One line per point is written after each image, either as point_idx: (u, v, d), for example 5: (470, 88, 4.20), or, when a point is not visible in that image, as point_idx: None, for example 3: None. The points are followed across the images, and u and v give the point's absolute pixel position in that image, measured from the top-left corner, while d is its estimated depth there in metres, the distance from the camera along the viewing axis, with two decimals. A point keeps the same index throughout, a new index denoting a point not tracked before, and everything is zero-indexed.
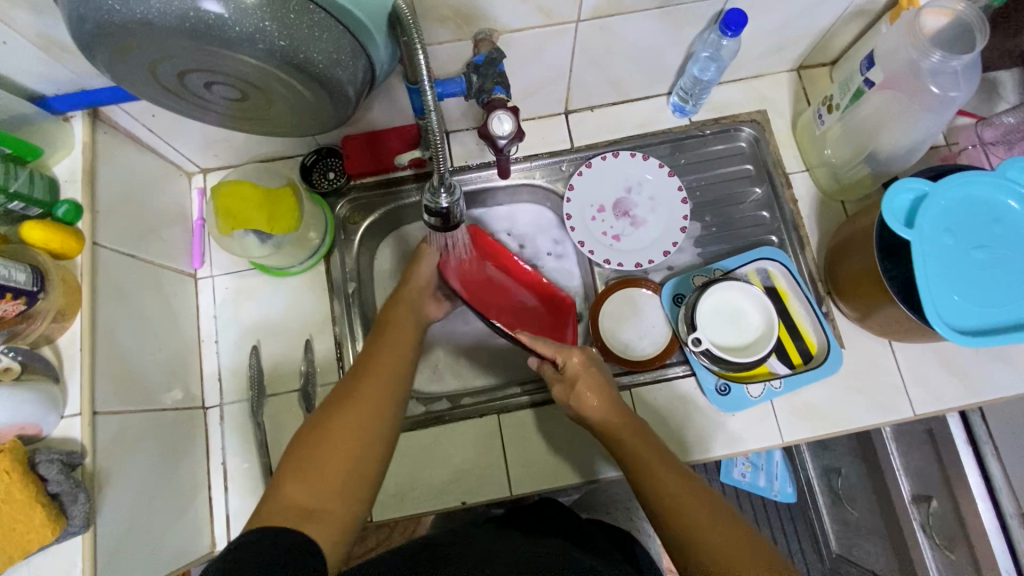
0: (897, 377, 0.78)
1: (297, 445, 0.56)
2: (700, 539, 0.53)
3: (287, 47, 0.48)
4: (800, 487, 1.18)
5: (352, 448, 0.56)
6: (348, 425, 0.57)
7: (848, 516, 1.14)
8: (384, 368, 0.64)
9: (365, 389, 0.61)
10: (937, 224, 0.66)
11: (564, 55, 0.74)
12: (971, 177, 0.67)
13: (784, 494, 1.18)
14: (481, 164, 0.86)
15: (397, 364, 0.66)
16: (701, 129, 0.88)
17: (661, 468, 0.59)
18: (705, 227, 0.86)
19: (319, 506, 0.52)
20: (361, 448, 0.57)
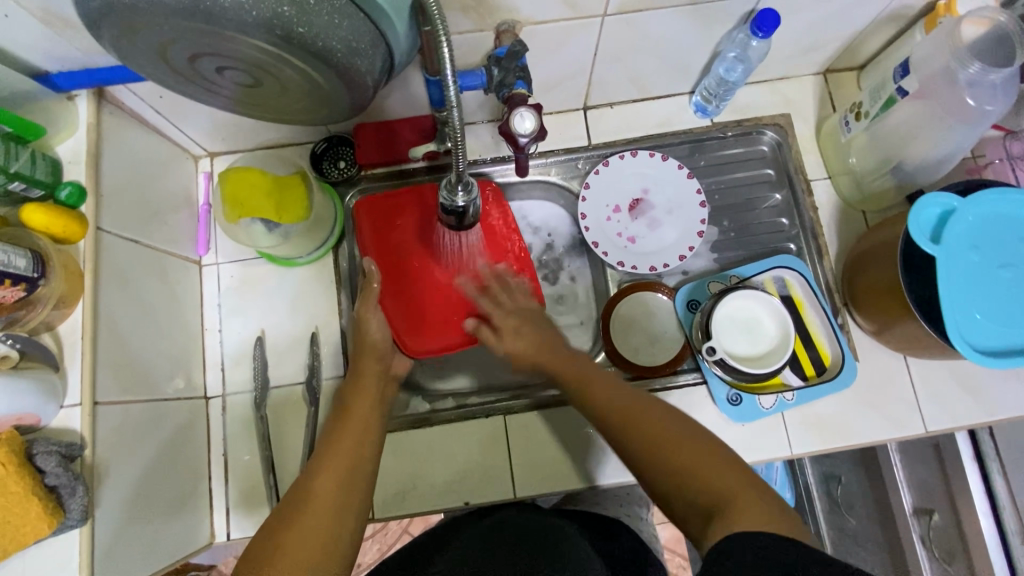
0: (911, 392, 0.77)
1: (257, 543, 0.51)
2: (669, 457, 0.53)
3: (305, 34, 0.46)
4: (798, 492, 1.20)
5: (326, 526, 0.52)
6: (318, 508, 0.53)
7: (845, 523, 1.14)
8: (347, 446, 0.60)
9: (328, 460, 0.58)
10: (965, 239, 0.65)
11: (587, 50, 0.72)
12: (1002, 195, 0.66)
13: (781, 498, 1.18)
14: (496, 160, 0.84)
15: (363, 433, 0.62)
16: (722, 131, 0.86)
17: (611, 403, 0.60)
18: (722, 232, 0.84)
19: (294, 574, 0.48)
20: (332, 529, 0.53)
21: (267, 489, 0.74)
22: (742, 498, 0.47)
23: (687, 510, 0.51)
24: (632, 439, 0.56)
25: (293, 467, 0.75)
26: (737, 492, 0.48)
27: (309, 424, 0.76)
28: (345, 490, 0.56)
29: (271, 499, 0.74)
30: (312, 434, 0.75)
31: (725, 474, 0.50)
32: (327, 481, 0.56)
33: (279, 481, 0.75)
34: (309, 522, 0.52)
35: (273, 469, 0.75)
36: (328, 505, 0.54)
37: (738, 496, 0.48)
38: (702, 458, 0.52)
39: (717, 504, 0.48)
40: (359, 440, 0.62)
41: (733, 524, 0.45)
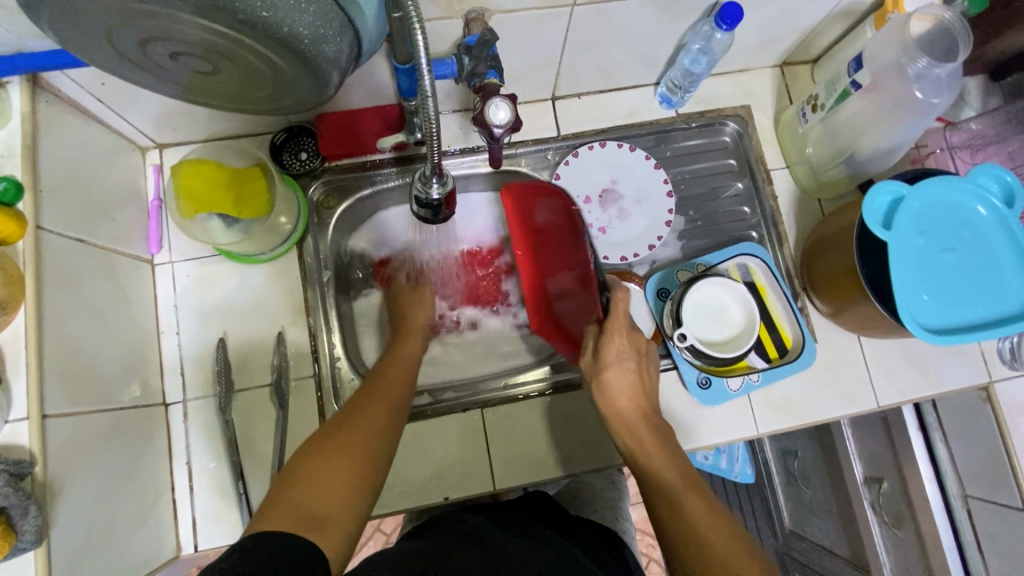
0: (864, 369, 0.82)
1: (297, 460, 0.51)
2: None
3: (270, 19, 0.43)
4: (757, 467, 1.48)
5: (356, 456, 0.53)
6: (345, 447, 0.53)
7: (800, 494, 1.36)
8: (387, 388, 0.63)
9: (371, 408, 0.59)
10: (914, 226, 0.69)
11: (556, 39, 0.72)
12: (946, 182, 0.70)
13: (743, 474, 1.45)
14: (466, 151, 0.84)
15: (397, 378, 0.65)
16: (687, 122, 0.88)
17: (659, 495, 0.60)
18: (689, 221, 0.87)
19: (325, 510, 0.48)
20: (360, 465, 0.52)
21: (237, 496, 0.71)
22: None
23: None
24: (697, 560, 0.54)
25: (264, 471, 0.73)
26: None
27: (279, 427, 0.73)
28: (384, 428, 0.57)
29: (241, 506, 0.71)
30: (282, 436, 0.73)
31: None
32: (368, 427, 0.56)
33: (249, 487, 0.72)
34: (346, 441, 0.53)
35: (243, 476, 0.72)
36: (365, 442, 0.55)
37: None
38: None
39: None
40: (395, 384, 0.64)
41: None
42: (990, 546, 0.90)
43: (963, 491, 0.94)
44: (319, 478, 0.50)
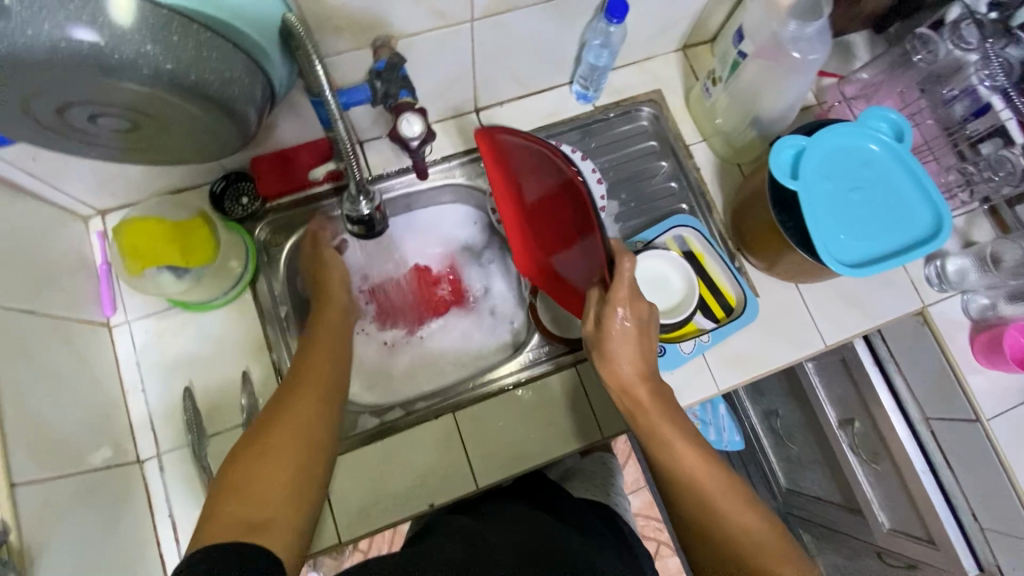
0: (806, 314, 0.87)
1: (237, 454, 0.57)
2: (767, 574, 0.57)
3: (176, 70, 0.46)
4: (746, 434, 1.54)
5: (293, 447, 0.58)
6: (285, 439, 0.58)
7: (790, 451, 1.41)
8: (320, 366, 0.68)
9: (298, 401, 0.62)
10: (820, 173, 0.75)
11: (464, 54, 0.76)
12: (839, 129, 0.76)
13: (732, 442, 1.48)
14: (401, 171, 0.87)
15: (331, 351, 0.71)
16: (605, 113, 0.93)
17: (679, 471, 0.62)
18: (622, 204, 0.92)
19: (266, 516, 0.53)
20: (304, 455, 0.58)
21: None
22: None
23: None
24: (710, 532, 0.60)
25: None
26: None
27: None
28: (321, 409, 0.63)
29: None
30: None
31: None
32: (300, 409, 0.61)
33: None
34: (287, 432, 0.59)
35: None
36: (294, 432, 0.59)
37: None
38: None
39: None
40: (329, 356, 0.70)
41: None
42: (960, 463, 0.94)
43: (924, 415, 0.98)
44: (253, 479, 0.54)
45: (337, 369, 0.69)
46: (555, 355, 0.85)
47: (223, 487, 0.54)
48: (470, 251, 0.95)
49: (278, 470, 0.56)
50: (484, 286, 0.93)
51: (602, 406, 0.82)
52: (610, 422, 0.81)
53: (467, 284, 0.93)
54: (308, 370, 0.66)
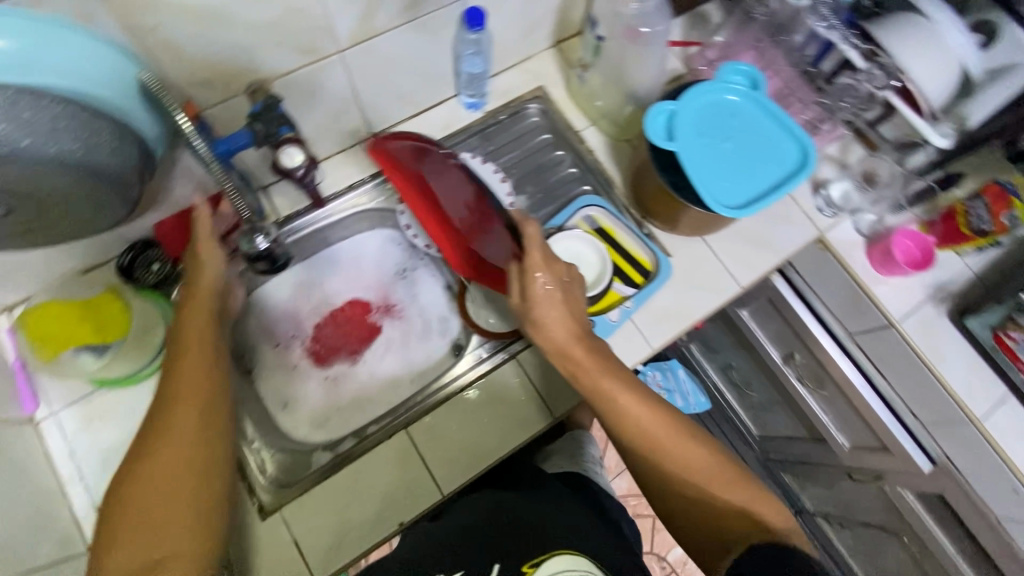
0: (718, 262, 0.92)
1: (112, 510, 0.57)
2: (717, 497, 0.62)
3: (34, 145, 0.49)
4: (711, 393, 1.60)
5: (184, 488, 0.58)
6: (170, 482, 0.58)
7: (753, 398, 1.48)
8: (194, 389, 0.64)
9: (170, 440, 0.60)
10: (693, 131, 0.81)
11: (342, 85, 0.79)
12: (700, 88, 0.82)
13: (700, 403, 1.55)
14: (309, 208, 0.88)
15: (203, 370, 0.65)
16: (496, 116, 0.98)
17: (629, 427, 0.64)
18: (530, 196, 0.96)
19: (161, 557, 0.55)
20: (195, 492, 0.59)
21: None
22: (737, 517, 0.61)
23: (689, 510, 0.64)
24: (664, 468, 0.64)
25: None
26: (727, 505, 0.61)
27: None
28: (199, 438, 0.61)
29: None
30: None
31: (772, 503, 0.61)
32: (177, 446, 0.60)
33: None
34: (169, 475, 0.58)
35: None
36: (180, 475, 0.58)
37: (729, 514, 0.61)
38: (739, 493, 0.61)
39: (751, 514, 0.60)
40: (196, 373, 0.65)
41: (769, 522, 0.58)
42: (889, 369, 1.01)
43: (849, 333, 1.04)
44: (150, 522, 0.56)
45: (210, 390, 0.65)
46: (495, 351, 0.87)
47: (112, 539, 0.55)
48: (395, 272, 0.96)
49: (169, 511, 0.57)
50: (416, 301, 0.95)
51: (548, 389, 0.84)
52: (559, 402, 0.83)
53: (399, 303, 0.94)
54: (177, 406, 0.62)
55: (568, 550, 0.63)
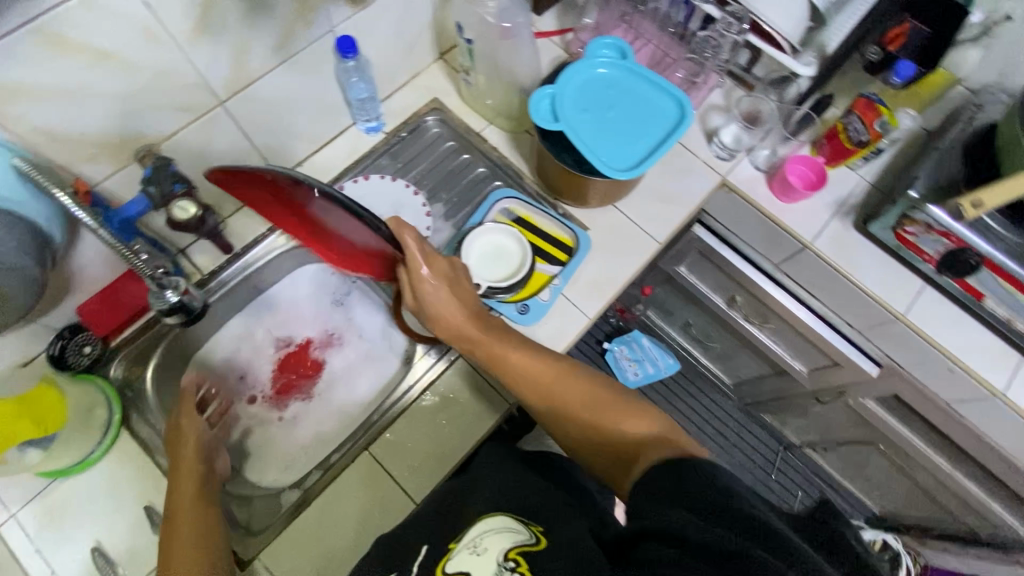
0: (633, 225, 0.97)
1: None
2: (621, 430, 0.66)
3: None
4: (678, 353, 1.68)
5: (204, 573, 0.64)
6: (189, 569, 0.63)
7: (717, 349, 1.54)
8: (187, 483, 0.72)
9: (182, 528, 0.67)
10: (576, 109, 0.87)
11: (233, 135, 0.81)
12: (572, 70, 0.88)
13: (669, 365, 1.63)
14: (232, 260, 0.90)
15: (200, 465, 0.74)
16: (398, 134, 1.01)
17: (523, 385, 0.73)
18: (446, 203, 0.99)
19: None
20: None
21: None
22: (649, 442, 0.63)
23: (603, 454, 0.68)
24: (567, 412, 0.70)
25: None
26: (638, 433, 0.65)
27: None
28: (205, 527, 0.68)
29: None
30: None
31: (667, 426, 0.65)
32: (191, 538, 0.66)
33: None
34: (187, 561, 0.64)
35: None
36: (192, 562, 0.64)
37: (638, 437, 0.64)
38: (632, 421, 0.66)
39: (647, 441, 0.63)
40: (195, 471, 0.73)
41: (666, 441, 0.62)
42: (816, 288, 1.07)
43: (774, 264, 1.11)
44: None
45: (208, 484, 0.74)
46: (442, 354, 0.89)
47: None
48: (333, 305, 0.98)
49: None
50: (358, 326, 0.97)
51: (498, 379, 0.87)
52: None
53: (342, 332, 0.96)
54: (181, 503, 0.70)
55: (504, 515, 0.61)
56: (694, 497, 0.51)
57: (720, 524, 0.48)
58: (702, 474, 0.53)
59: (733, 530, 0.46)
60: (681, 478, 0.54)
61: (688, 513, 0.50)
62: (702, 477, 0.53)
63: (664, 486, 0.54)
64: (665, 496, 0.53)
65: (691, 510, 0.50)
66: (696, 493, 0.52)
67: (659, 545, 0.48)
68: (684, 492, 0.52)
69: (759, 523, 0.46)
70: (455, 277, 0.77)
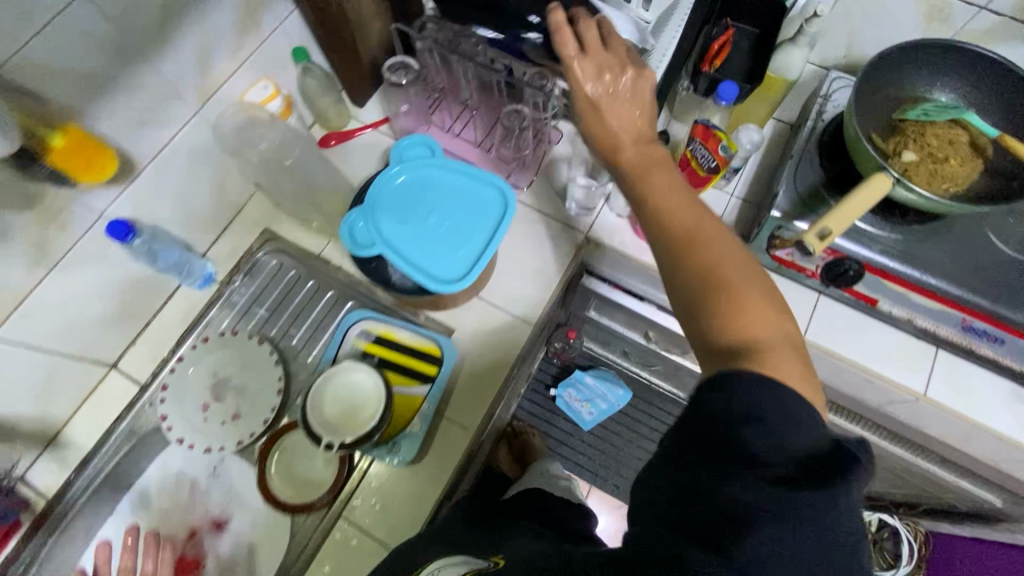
0: (502, 313, 0.90)
1: None
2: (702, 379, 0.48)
3: None
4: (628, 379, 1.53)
5: None
6: None
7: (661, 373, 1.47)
8: None
9: None
10: (396, 222, 0.79)
11: (23, 355, 0.73)
12: (383, 178, 0.80)
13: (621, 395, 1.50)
14: (78, 473, 0.82)
15: None
16: (233, 280, 0.92)
17: (676, 215, 0.57)
18: (298, 342, 0.91)
19: None
20: None
21: None
22: (766, 326, 0.49)
23: (706, 328, 0.50)
24: (689, 278, 0.53)
25: None
26: (758, 300, 0.50)
27: None
28: None
29: None
30: None
31: (775, 331, 0.49)
32: None
33: None
34: None
35: None
36: None
37: (752, 327, 0.49)
38: (762, 326, 0.49)
39: (739, 358, 0.48)
40: None
41: (757, 369, 0.46)
42: None
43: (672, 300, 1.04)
44: None
45: None
46: (322, 518, 0.81)
47: None
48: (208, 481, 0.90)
49: None
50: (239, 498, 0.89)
51: (388, 533, 0.79)
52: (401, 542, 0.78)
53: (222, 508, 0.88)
54: None
55: (459, 554, 0.63)
56: (702, 464, 0.44)
57: (727, 484, 0.41)
58: (751, 391, 0.43)
59: (739, 489, 0.41)
60: (710, 401, 0.45)
61: (727, 422, 0.43)
62: (734, 410, 0.43)
63: (761, 390, 0.43)
64: (698, 412, 0.45)
65: (734, 462, 0.42)
66: (712, 428, 0.44)
67: (697, 424, 0.45)
68: (761, 420, 0.42)
69: (765, 490, 0.40)
70: (644, 90, 0.64)
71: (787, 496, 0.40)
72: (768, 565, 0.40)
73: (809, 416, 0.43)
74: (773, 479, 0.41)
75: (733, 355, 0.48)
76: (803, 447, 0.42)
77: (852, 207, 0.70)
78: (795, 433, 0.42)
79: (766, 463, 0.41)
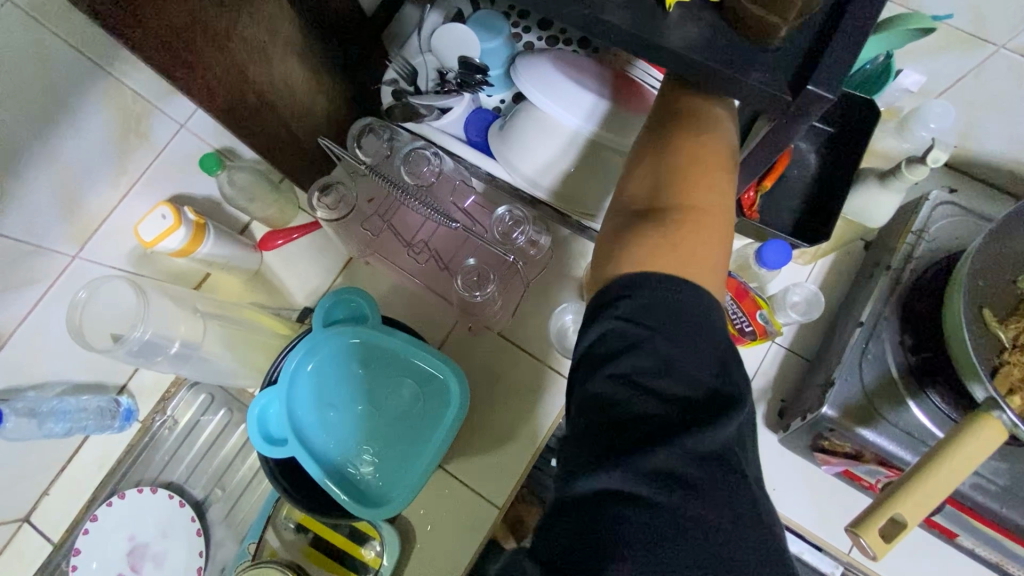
0: (464, 490, 0.72)
1: None
2: (634, 248, 0.43)
3: None
4: None
5: None
6: None
7: None
8: None
9: None
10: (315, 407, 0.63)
11: None
12: (301, 350, 0.62)
13: None
14: None
15: None
16: (158, 417, 0.79)
17: (693, 103, 0.46)
18: (226, 500, 0.79)
19: None
20: None
21: None
22: (701, 247, 0.43)
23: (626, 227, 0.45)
24: (679, 136, 0.45)
25: None
26: (707, 228, 0.44)
27: None
28: None
29: None
30: None
31: (722, 221, 0.44)
32: None
33: None
34: None
35: None
36: None
37: (691, 240, 0.43)
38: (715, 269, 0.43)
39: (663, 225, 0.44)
40: None
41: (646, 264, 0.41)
42: None
43: None
44: None
45: None
46: None
47: None
48: None
49: None
50: None
51: None
52: None
53: None
54: None
55: None
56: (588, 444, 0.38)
57: (609, 470, 0.36)
58: (669, 313, 0.39)
59: (619, 479, 0.36)
60: (588, 373, 0.40)
61: (612, 378, 0.39)
62: (616, 341, 0.39)
63: (662, 317, 0.39)
64: (582, 389, 0.40)
65: (615, 427, 0.37)
66: (593, 402, 0.39)
67: (580, 413, 0.40)
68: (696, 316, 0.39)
69: (649, 460, 0.36)
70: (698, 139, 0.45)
71: (659, 462, 0.36)
72: (667, 553, 0.34)
73: (715, 332, 0.39)
74: (649, 437, 0.37)
75: (652, 230, 0.44)
76: (686, 393, 0.38)
77: (937, 482, 0.46)
78: (681, 379, 0.38)
79: (647, 417, 0.37)
